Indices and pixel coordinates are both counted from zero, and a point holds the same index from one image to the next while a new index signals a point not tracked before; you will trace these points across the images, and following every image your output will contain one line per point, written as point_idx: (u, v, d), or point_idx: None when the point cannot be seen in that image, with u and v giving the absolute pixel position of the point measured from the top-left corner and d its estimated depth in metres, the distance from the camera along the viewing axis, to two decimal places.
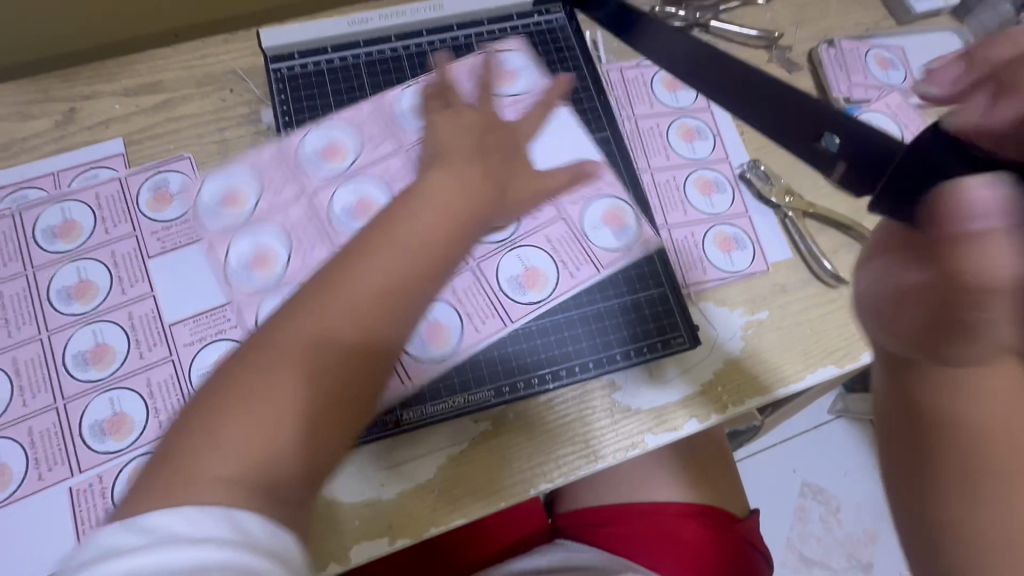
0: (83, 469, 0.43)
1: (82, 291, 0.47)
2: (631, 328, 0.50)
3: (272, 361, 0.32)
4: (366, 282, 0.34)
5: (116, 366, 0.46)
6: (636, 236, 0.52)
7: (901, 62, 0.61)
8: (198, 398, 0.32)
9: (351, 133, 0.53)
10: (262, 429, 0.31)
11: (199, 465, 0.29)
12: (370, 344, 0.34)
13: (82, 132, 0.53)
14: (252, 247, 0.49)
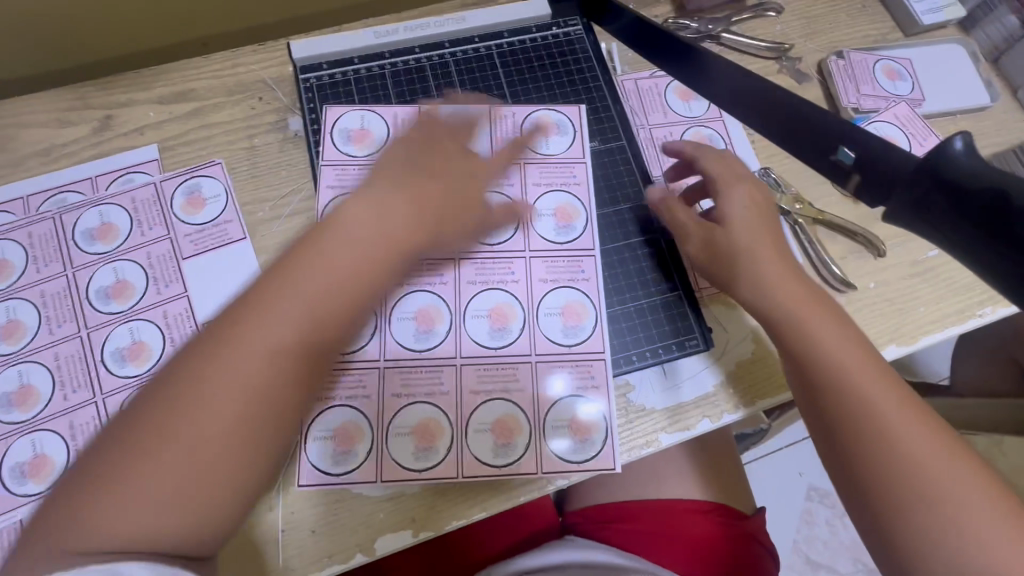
0: None
1: (119, 290, 0.50)
2: (636, 337, 0.52)
3: (168, 411, 0.33)
4: (277, 332, 0.35)
5: (152, 363, 0.48)
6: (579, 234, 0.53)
7: (907, 73, 0.63)
8: (121, 426, 0.33)
9: (382, 119, 0.54)
10: (191, 449, 0.32)
11: (110, 509, 0.31)
12: (291, 389, 0.35)
13: (118, 138, 0.55)
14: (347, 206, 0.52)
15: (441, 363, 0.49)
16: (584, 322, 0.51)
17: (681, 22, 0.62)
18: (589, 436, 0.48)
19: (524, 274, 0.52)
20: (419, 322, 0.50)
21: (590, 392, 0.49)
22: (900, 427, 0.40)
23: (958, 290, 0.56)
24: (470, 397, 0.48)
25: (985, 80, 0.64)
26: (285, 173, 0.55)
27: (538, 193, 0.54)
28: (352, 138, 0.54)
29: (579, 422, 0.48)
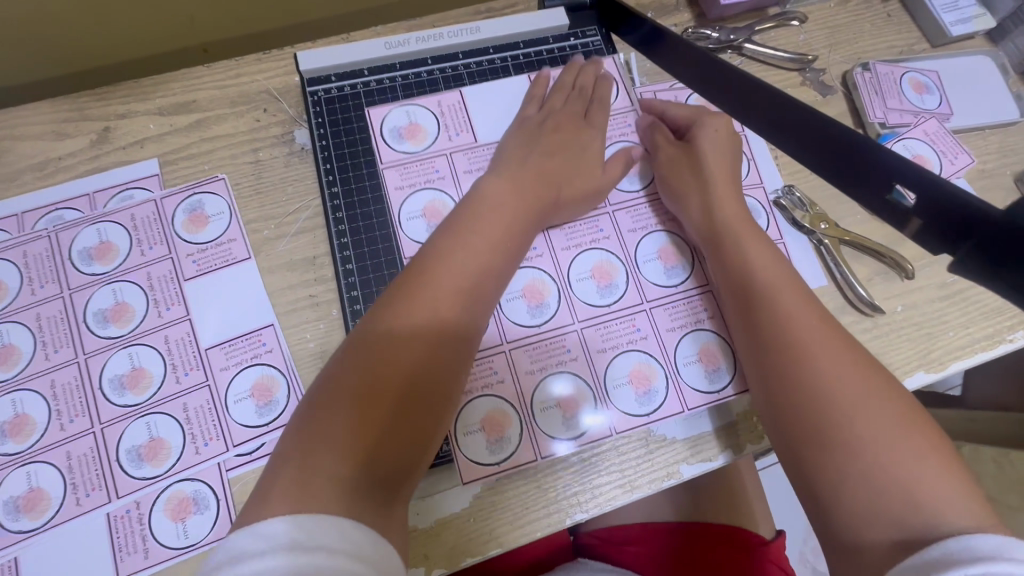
0: (120, 495, 0.43)
1: (118, 314, 0.47)
2: (704, 296, 0.51)
3: (356, 377, 0.36)
4: (444, 295, 0.40)
5: (152, 392, 0.46)
6: (684, 279, 0.51)
7: (935, 86, 0.60)
8: (305, 412, 0.36)
9: (429, 111, 0.53)
10: (361, 430, 0.35)
11: (312, 471, 0.33)
12: (438, 384, 0.38)
13: (117, 151, 0.53)
14: (424, 202, 0.51)
15: (561, 332, 0.49)
16: (680, 259, 0.52)
17: (702, 32, 0.60)
18: (649, 378, 0.48)
19: (617, 233, 0.52)
20: (526, 300, 0.49)
21: (705, 323, 0.50)
22: (817, 352, 0.40)
23: (988, 314, 0.54)
24: (599, 356, 0.48)
25: (1015, 94, 0.61)
26: (291, 189, 0.52)
27: (608, 144, 0.54)
28: (410, 137, 0.52)
29: (637, 371, 0.48)
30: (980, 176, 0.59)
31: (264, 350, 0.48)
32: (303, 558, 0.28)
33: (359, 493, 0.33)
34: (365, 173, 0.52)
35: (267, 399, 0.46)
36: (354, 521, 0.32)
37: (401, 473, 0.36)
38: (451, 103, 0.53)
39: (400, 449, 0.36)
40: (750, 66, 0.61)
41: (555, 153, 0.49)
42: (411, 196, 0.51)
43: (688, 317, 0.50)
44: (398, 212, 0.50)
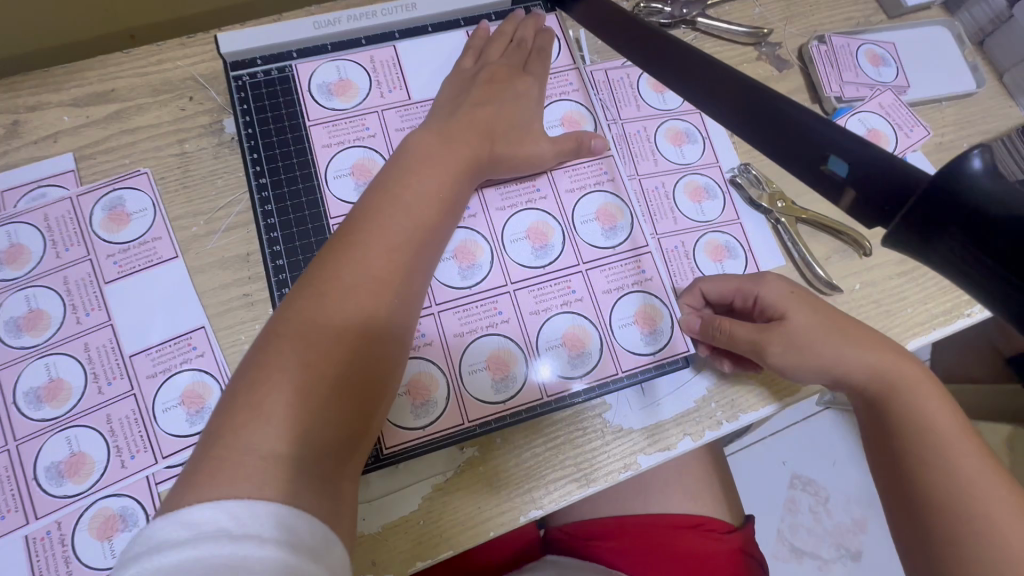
0: (39, 516, 0.40)
1: (32, 322, 0.44)
2: (643, 258, 0.48)
3: (291, 348, 0.34)
4: (377, 257, 0.38)
5: (72, 404, 0.43)
6: (625, 239, 0.49)
7: (892, 58, 0.59)
8: (230, 390, 0.33)
9: (360, 67, 0.50)
10: (291, 404, 0.32)
11: (243, 445, 0.30)
12: (370, 355, 0.36)
13: (28, 146, 0.49)
14: (352, 162, 0.48)
15: (493, 294, 0.46)
16: (620, 221, 0.49)
17: (653, 6, 0.57)
18: (581, 340, 0.46)
19: (553, 190, 0.49)
20: (458, 262, 0.46)
21: (644, 286, 0.48)
22: (947, 439, 0.38)
23: (948, 289, 0.53)
24: (532, 318, 0.46)
25: (971, 65, 0.61)
26: (220, 181, 0.49)
27: (547, 102, 0.52)
28: (339, 95, 0.49)
29: (571, 333, 0.46)
30: (937, 149, 0.58)
31: (194, 354, 0.45)
32: (239, 548, 0.26)
33: (298, 467, 0.31)
34: (291, 140, 0.48)
35: (199, 405, 0.44)
36: (292, 508, 0.29)
37: (348, 446, 0.34)
38: (385, 59, 0.50)
39: (338, 427, 0.33)
40: (704, 42, 0.59)
41: (487, 105, 0.47)
42: (340, 154, 0.48)
43: (626, 279, 0.48)
44: (325, 170, 0.48)
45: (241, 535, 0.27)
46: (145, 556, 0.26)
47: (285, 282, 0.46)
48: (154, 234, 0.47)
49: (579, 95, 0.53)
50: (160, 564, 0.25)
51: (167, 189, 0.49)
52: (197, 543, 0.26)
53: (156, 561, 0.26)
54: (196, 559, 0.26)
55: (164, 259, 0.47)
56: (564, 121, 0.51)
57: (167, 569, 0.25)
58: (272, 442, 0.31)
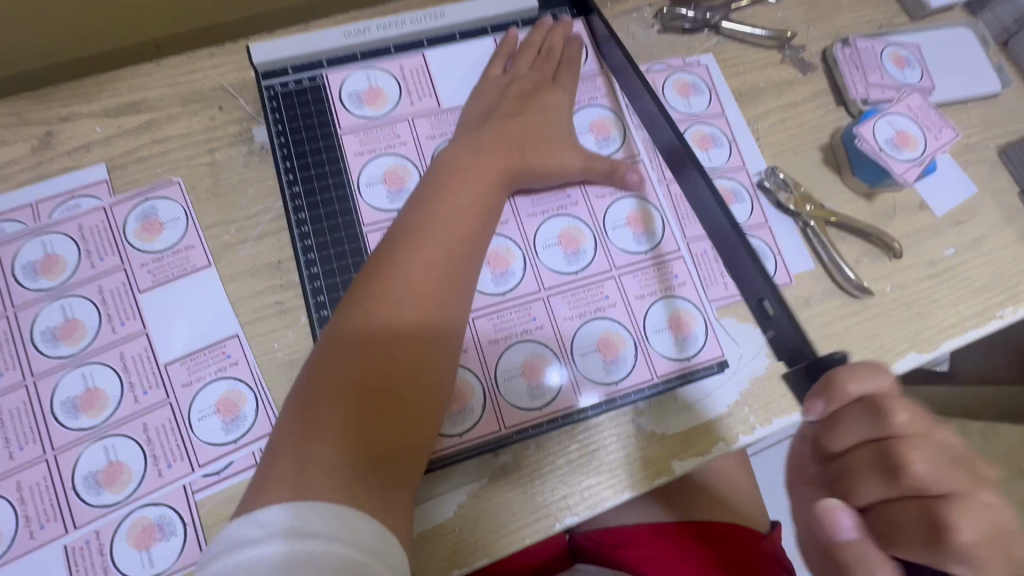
0: (77, 525, 0.40)
1: (68, 332, 0.44)
2: (675, 262, 0.48)
3: (343, 363, 0.36)
4: (418, 273, 0.39)
5: (109, 413, 0.43)
6: (658, 244, 0.48)
7: (916, 60, 0.59)
8: (292, 403, 0.36)
9: (390, 76, 0.50)
10: (345, 417, 0.35)
11: (308, 457, 0.33)
12: (415, 368, 0.37)
13: (61, 157, 0.49)
14: (384, 170, 0.48)
15: (527, 300, 0.46)
16: (650, 226, 0.49)
17: (677, 11, 0.58)
18: (616, 346, 0.46)
19: (583, 195, 0.49)
20: (492, 268, 0.46)
21: (676, 290, 0.48)
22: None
23: (978, 290, 0.53)
24: (565, 325, 0.46)
25: (996, 65, 0.60)
26: (251, 190, 0.50)
27: (576, 108, 0.52)
28: (370, 104, 0.49)
29: (605, 339, 0.46)
30: (964, 151, 0.58)
31: (228, 363, 0.45)
32: (308, 545, 0.29)
33: (354, 476, 0.33)
34: (323, 148, 0.48)
35: (234, 413, 0.44)
36: (354, 510, 0.32)
37: (402, 457, 0.36)
38: (414, 67, 0.50)
39: (388, 437, 0.35)
40: (728, 46, 0.59)
41: (518, 116, 0.47)
42: (372, 162, 0.48)
43: (657, 284, 0.48)
44: (357, 177, 0.48)
45: (310, 534, 0.30)
46: (228, 552, 0.29)
47: (318, 289, 0.46)
48: (187, 243, 0.47)
49: (607, 100, 0.52)
50: (240, 561, 0.29)
51: (199, 198, 0.49)
52: (269, 541, 0.29)
53: (237, 557, 0.29)
54: (271, 556, 0.29)
55: (197, 267, 0.47)
56: (594, 127, 0.51)
57: (247, 565, 0.29)
58: (329, 453, 0.34)
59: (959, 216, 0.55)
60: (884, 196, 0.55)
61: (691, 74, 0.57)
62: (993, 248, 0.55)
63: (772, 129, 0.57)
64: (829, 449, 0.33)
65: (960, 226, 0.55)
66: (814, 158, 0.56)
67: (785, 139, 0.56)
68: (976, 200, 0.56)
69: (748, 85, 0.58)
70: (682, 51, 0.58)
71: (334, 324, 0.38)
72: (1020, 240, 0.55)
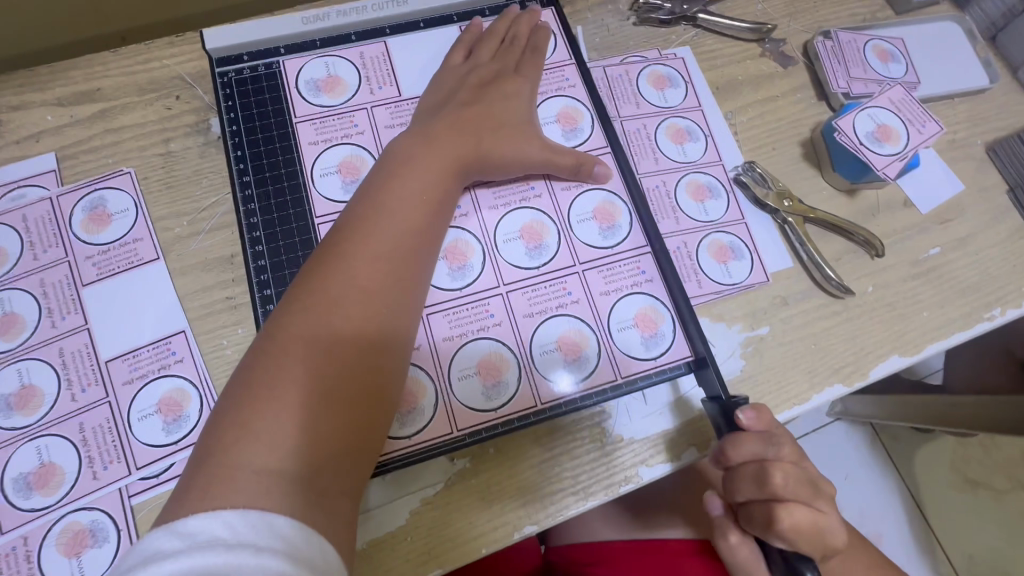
0: (4, 530, 0.38)
1: (6, 326, 0.42)
2: (643, 257, 0.46)
3: (280, 363, 0.34)
4: (364, 267, 0.37)
5: (44, 411, 0.41)
6: (625, 239, 0.47)
7: (901, 54, 0.57)
8: (223, 406, 0.33)
9: (349, 64, 0.48)
10: (280, 419, 0.32)
11: (239, 463, 0.31)
12: (360, 367, 0.35)
13: (9, 146, 0.48)
14: (339, 161, 0.46)
15: (485, 295, 0.44)
16: (617, 220, 0.47)
17: (652, 3, 0.56)
18: (578, 344, 0.44)
19: (548, 187, 0.47)
20: (450, 262, 0.44)
21: (644, 287, 0.46)
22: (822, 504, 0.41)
23: (964, 291, 0.51)
24: (525, 321, 0.44)
25: (983, 60, 0.58)
26: (206, 181, 0.48)
27: (542, 99, 0.50)
28: (328, 91, 0.47)
29: (567, 337, 0.44)
30: (950, 147, 0.56)
31: (173, 360, 0.43)
32: (233, 557, 0.26)
33: (289, 484, 0.31)
34: (277, 137, 0.46)
35: (176, 413, 0.42)
36: (289, 520, 0.29)
37: (345, 462, 0.34)
38: (375, 56, 0.49)
39: (329, 440, 0.33)
40: (706, 38, 0.57)
41: (476, 105, 0.45)
42: (327, 151, 0.46)
43: (624, 280, 0.45)
44: (311, 167, 0.46)
45: (236, 544, 0.27)
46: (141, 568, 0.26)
47: (267, 283, 0.44)
48: (135, 236, 0.46)
49: (576, 91, 0.51)
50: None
51: (151, 189, 0.47)
52: (193, 552, 0.26)
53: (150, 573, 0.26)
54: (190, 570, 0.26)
55: (145, 261, 0.45)
56: (561, 119, 0.49)
57: None
58: (263, 459, 0.31)
59: (945, 213, 0.53)
60: (866, 193, 0.53)
61: (668, 65, 0.55)
62: (980, 247, 0.52)
63: (750, 123, 0.55)
64: (728, 461, 0.39)
65: (947, 224, 0.53)
66: (794, 153, 0.54)
67: (763, 133, 0.54)
68: (963, 198, 0.54)
69: (726, 78, 0.56)
70: (658, 43, 0.56)
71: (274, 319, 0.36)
72: (1009, 239, 0.53)
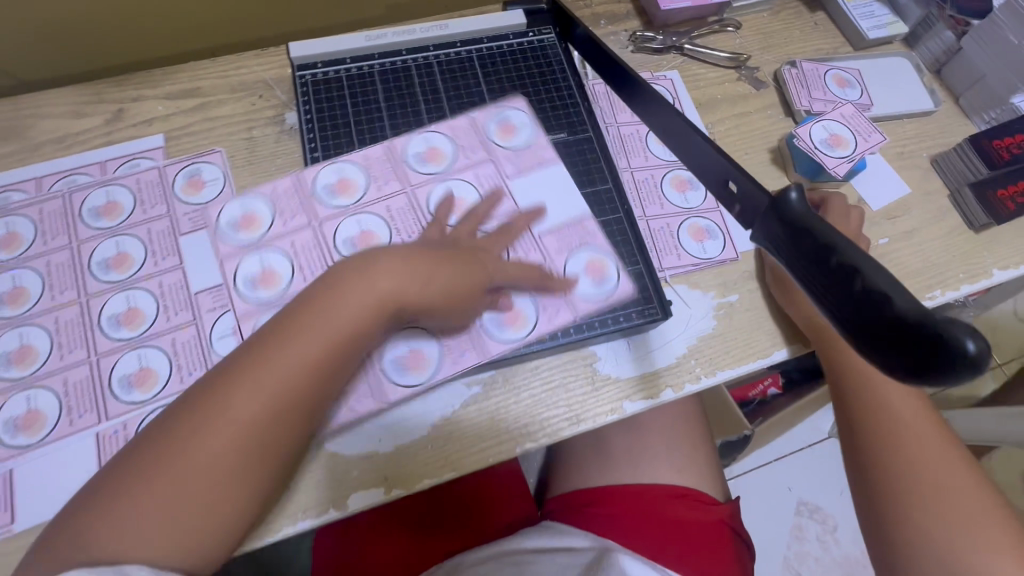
0: (109, 416, 0.48)
1: (119, 262, 0.53)
2: (630, 228, 0.55)
3: (184, 441, 0.38)
4: (279, 378, 0.39)
5: (145, 327, 0.51)
6: (613, 215, 0.56)
7: (857, 81, 0.68)
8: (122, 463, 0.38)
9: (400, 74, 0.60)
10: (166, 492, 0.37)
11: (114, 526, 0.36)
12: (250, 456, 0.39)
13: (127, 128, 0.60)
14: (377, 156, 0.56)
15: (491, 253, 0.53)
16: (607, 272, 0.53)
17: (646, 35, 0.68)
18: (422, 366, 0.50)
19: (514, 209, 0.55)
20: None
21: (630, 255, 0.55)
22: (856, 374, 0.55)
23: (908, 275, 0.59)
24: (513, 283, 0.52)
25: (928, 89, 0.69)
26: (280, 160, 0.59)
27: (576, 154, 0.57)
28: (500, 133, 0.58)
29: (590, 262, 0.53)
30: (899, 158, 0.65)
31: (273, 188, 0.56)
32: None
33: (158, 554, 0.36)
34: (341, 126, 0.58)
35: (254, 230, 0.54)
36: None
37: (213, 536, 0.38)
38: (420, 68, 0.61)
39: (201, 518, 0.38)
40: (691, 65, 0.69)
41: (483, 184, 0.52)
42: (442, 136, 0.58)
43: (612, 248, 0.54)
44: (357, 147, 0.57)
45: None
46: None
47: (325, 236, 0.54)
48: (223, 198, 0.57)
49: (582, 98, 0.61)
50: None
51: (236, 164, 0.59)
52: None
53: None
54: None
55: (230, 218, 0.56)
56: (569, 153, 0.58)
57: None
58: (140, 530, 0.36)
59: (893, 211, 0.63)
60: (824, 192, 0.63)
61: (658, 84, 0.66)
62: (924, 239, 0.61)
63: (726, 133, 0.65)
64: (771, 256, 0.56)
65: (894, 220, 0.62)
66: (762, 158, 0.64)
67: (737, 142, 0.65)
68: (909, 199, 0.63)
69: (706, 97, 0.67)
70: (650, 68, 0.68)
71: (173, 409, 0.39)
72: (950, 234, 0.62)
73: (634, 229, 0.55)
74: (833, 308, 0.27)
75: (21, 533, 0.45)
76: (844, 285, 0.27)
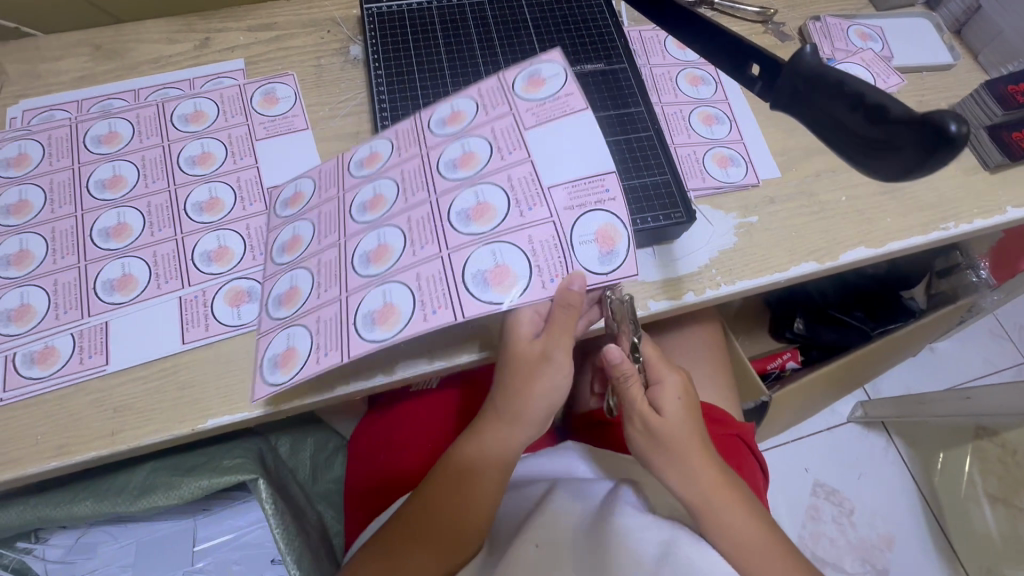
0: (192, 283, 0.54)
1: (204, 159, 0.60)
2: (660, 145, 0.60)
3: None
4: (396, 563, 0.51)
5: (224, 213, 0.58)
6: (645, 131, 0.61)
7: (878, 37, 0.72)
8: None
9: (453, 13, 0.67)
10: None
11: None
12: None
13: (213, 53, 0.68)
14: (366, 152, 0.55)
15: (491, 175, 0.49)
16: (617, 244, 0.48)
17: None
18: (392, 320, 0.46)
19: (518, 130, 0.51)
20: (367, 249, 0.49)
21: (661, 168, 0.59)
22: (736, 522, 0.53)
23: (923, 208, 0.63)
24: (523, 212, 0.48)
25: (948, 46, 0.73)
26: (343, 84, 0.66)
27: (581, 215, 0.48)
28: (526, 88, 0.52)
29: (602, 230, 0.48)
30: (917, 106, 0.69)
31: (319, 170, 0.56)
32: None
33: None
34: (402, 52, 0.65)
35: (297, 206, 0.55)
36: None
37: None
38: (472, 7, 0.68)
39: None
40: (721, 19, 0.74)
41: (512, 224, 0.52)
42: (465, 101, 0.54)
43: (643, 161, 0.59)
44: (416, 68, 0.64)
45: None
46: None
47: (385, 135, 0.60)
48: (294, 114, 0.64)
49: (620, 35, 0.67)
50: None
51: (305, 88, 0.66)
52: None
53: None
54: None
55: (302, 129, 0.63)
56: (578, 153, 0.49)
57: None
58: None
59: None
60: None
61: None
62: (940, 177, 0.65)
63: None
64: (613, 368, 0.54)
65: None
66: None
67: None
68: None
69: None
70: None
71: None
72: (966, 174, 0.65)
73: (663, 146, 0.59)
74: (845, 134, 0.32)
75: (113, 373, 0.51)
76: (851, 111, 0.31)
